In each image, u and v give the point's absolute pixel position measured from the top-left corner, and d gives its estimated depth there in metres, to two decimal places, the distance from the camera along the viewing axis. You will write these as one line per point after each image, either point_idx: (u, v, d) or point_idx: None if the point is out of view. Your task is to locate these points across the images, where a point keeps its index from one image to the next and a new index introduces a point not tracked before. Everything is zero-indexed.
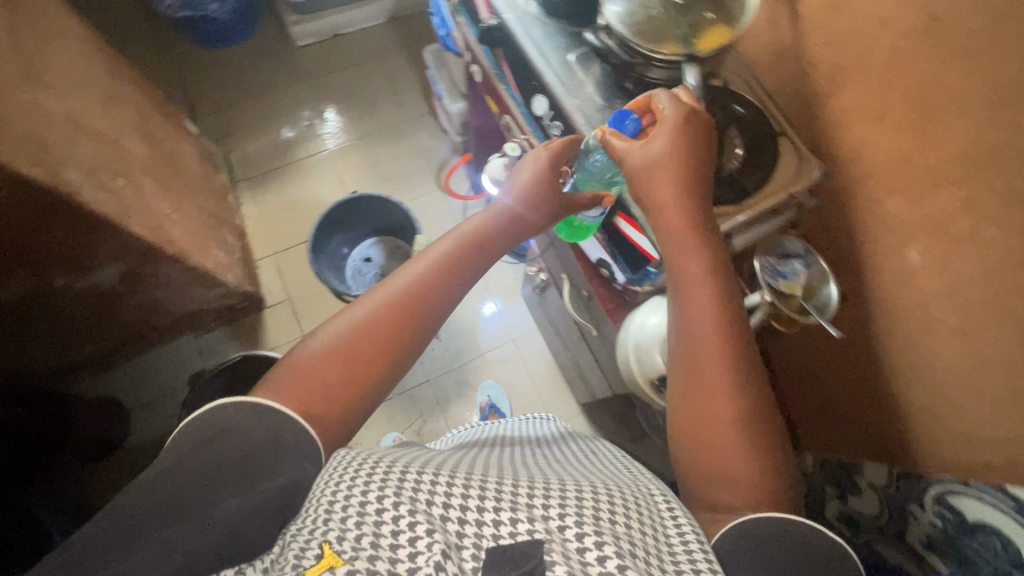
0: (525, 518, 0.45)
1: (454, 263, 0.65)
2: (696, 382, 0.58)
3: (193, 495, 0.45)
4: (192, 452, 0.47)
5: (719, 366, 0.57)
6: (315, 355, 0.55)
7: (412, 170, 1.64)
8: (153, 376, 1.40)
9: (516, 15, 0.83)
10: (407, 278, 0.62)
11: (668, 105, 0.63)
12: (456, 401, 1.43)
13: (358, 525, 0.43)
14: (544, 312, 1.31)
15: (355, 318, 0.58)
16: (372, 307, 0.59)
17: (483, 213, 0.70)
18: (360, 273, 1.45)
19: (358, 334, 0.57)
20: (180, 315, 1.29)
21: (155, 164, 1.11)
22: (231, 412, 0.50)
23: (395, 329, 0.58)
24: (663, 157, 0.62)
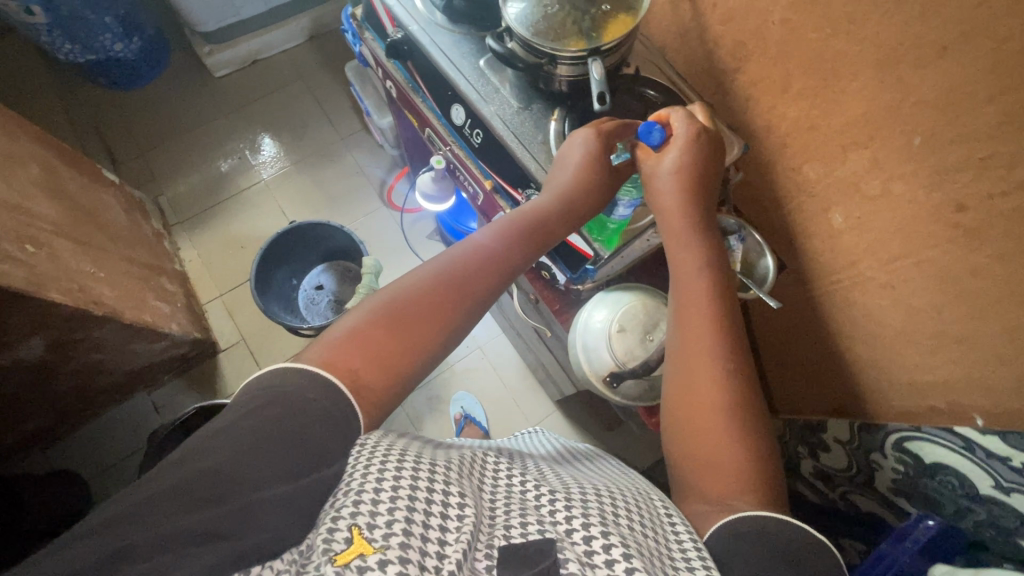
0: (534, 522, 0.48)
1: (477, 266, 0.65)
2: (694, 375, 0.62)
3: (236, 471, 0.45)
4: (249, 417, 0.47)
5: (720, 365, 0.61)
6: (362, 324, 0.57)
7: (354, 188, 1.61)
8: (108, 440, 1.34)
9: (420, 25, 0.81)
10: (447, 263, 0.64)
11: (683, 123, 0.66)
12: (429, 418, 1.41)
13: (389, 511, 0.43)
14: (503, 316, 1.29)
15: (403, 288, 0.61)
16: (420, 284, 0.62)
17: (485, 233, 0.67)
18: (313, 302, 1.42)
19: (402, 305, 0.59)
20: (128, 373, 1.23)
21: (71, 223, 1.05)
22: (295, 376, 0.50)
23: (418, 326, 0.59)
24: (674, 175, 0.66)
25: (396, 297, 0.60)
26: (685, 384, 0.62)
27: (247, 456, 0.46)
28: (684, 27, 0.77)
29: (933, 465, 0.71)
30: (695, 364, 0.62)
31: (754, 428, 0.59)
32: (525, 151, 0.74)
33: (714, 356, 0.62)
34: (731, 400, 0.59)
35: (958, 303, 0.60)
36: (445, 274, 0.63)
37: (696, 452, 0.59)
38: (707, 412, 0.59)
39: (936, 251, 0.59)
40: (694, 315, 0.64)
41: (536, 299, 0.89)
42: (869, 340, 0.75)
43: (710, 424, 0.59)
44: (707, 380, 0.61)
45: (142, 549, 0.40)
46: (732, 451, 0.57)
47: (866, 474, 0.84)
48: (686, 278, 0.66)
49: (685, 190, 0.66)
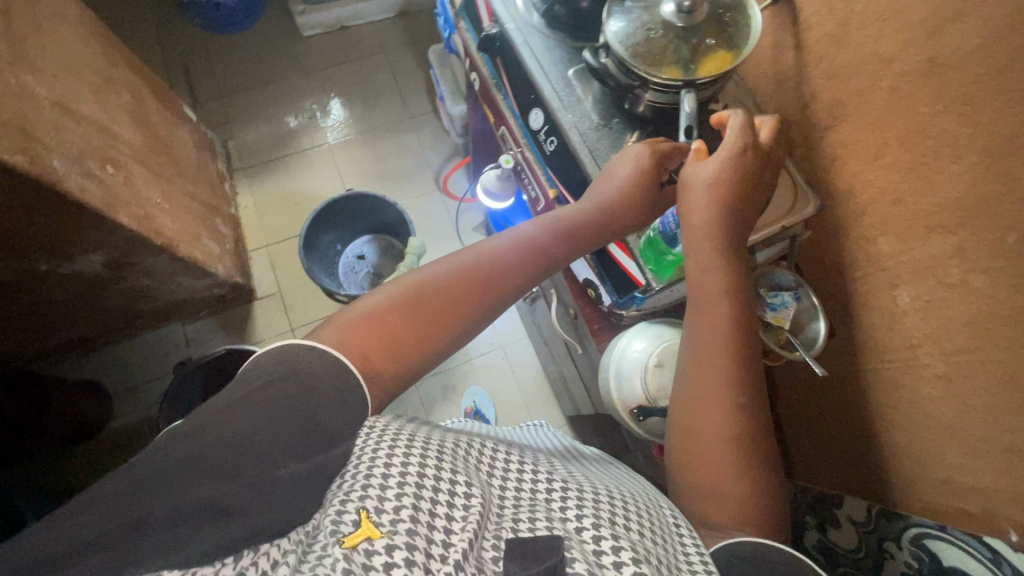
0: (543, 518, 0.48)
1: (514, 259, 0.66)
2: (700, 403, 0.61)
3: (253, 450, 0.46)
4: (264, 393, 0.49)
5: (731, 394, 0.60)
6: (381, 307, 0.58)
7: (413, 167, 1.63)
8: (139, 361, 1.39)
9: (518, 24, 0.81)
10: (481, 253, 0.65)
11: (734, 132, 0.63)
12: (440, 406, 1.42)
13: (397, 498, 0.44)
14: (534, 323, 1.29)
15: (426, 278, 0.61)
16: (448, 276, 0.62)
17: (516, 235, 0.68)
18: (352, 271, 1.45)
19: (425, 293, 0.60)
20: (170, 302, 1.28)
21: (148, 151, 1.10)
22: (307, 357, 0.52)
23: (435, 315, 0.59)
24: (709, 184, 0.63)
25: (415, 284, 0.60)
26: (690, 409, 0.61)
27: (263, 433, 0.47)
28: (781, 74, 0.75)
29: (951, 568, 0.68)
30: (705, 388, 0.61)
31: (765, 469, 0.59)
32: (596, 170, 0.73)
33: (728, 383, 0.60)
34: (741, 430, 0.58)
35: (1019, 412, 0.57)
36: (479, 265, 0.64)
37: (700, 480, 0.58)
38: (712, 442, 0.58)
39: (1007, 354, 0.56)
40: (710, 337, 0.62)
41: (574, 314, 0.88)
42: (910, 429, 0.72)
43: (714, 454, 0.58)
44: (714, 408, 0.59)
45: (160, 518, 0.42)
46: (734, 482, 0.57)
47: (874, 561, 0.82)
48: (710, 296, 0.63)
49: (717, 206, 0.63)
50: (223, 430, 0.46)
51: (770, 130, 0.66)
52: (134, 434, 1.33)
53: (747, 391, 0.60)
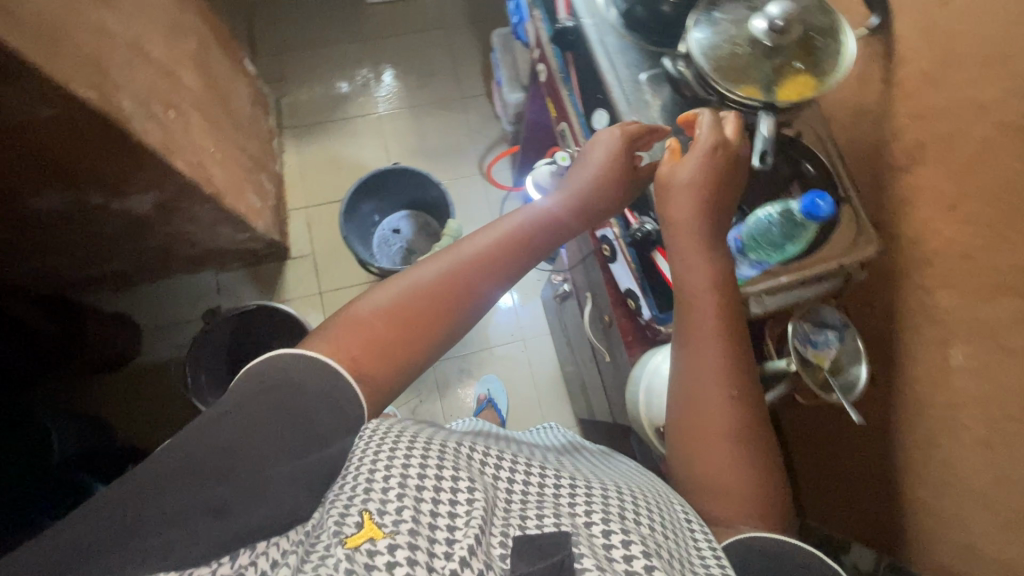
0: (551, 514, 0.49)
1: (512, 246, 0.67)
2: (697, 401, 0.62)
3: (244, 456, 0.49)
4: (254, 404, 0.51)
5: (724, 389, 0.61)
6: (369, 315, 0.58)
7: (458, 147, 1.62)
8: (171, 302, 1.42)
9: (595, 20, 0.79)
10: (472, 250, 0.65)
11: (707, 130, 0.62)
12: (454, 389, 1.43)
13: (399, 499, 0.45)
14: (560, 320, 1.28)
15: (413, 285, 0.61)
16: (434, 275, 0.62)
17: (507, 223, 0.68)
18: (386, 243, 1.45)
19: (414, 299, 0.60)
20: (208, 249, 1.31)
21: (207, 100, 1.11)
22: (292, 363, 0.53)
23: (427, 320, 0.60)
24: (688, 187, 0.63)
25: (401, 290, 0.61)
26: (688, 407, 0.63)
27: (255, 439, 0.49)
28: (862, 107, 0.72)
29: None
30: (701, 388, 0.62)
31: (774, 492, 0.60)
32: None
33: (720, 378, 0.61)
34: (741, 422, 0.61)
35: None
36: (472, 258, 0.64)
37: (706, 480, 0.60)
38: (715, 439, 0.61)
39: None
40: (699, 338, 0.62)
41: (607, 320, 0.87)
42: (937, 488, 0.70)
43: (719, 450, 0.60)
44: (710, 406, 0.61)
45: (154, 525, 0.44)
46: (742, 483, 0.59)
47: None
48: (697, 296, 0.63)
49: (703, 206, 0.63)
50: (218, 437, 0.49)
51: (738, 121, 0.64)
52: (158, 372, 1.36)
53: (740, 384, 0.62)
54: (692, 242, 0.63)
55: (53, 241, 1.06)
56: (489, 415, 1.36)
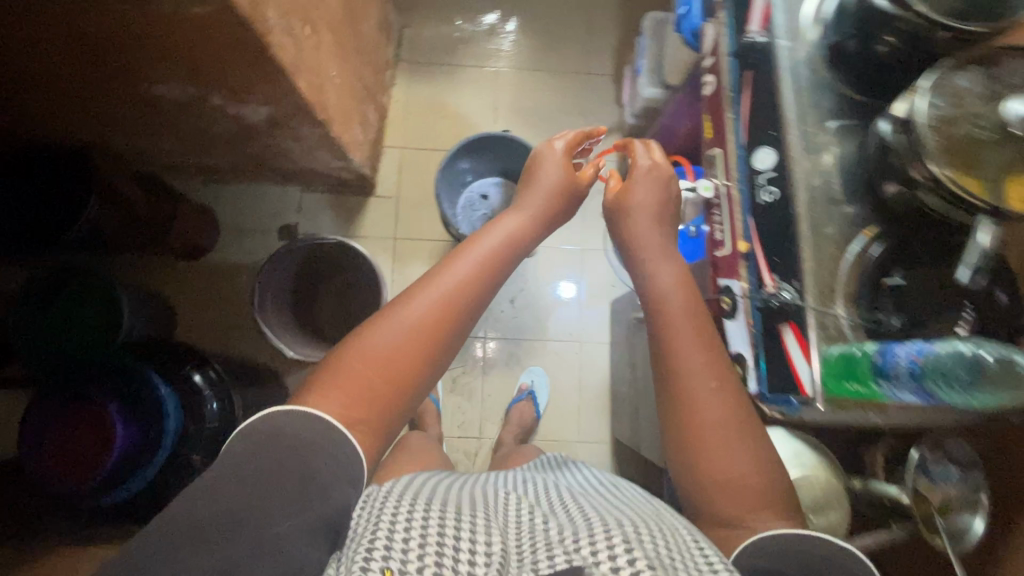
0: (556, 553, 0.48)
1: (491, 255, 0.82)
2: (686, 395, 0.67)
3: (244, 508, 0.55)
4: (253, 459, 0.59)
5: (705, 381, 0.67)
6: (355, 366, 0.69)
7: (569, 126, 1.53)
8: (252, 208, 1.43)
9: (793, 45, 0.71)
10: (455, 273, 0.78)
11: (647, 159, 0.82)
12: (499, 370, 1.40)
13: (417, 558, 0.47)
14: (627, 339, 1.22)
15: (389, 340, 0.71)
16: (426, 306, 0.75)
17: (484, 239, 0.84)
18: (471, 207, 1.38)
19: (393, 350, 0.71)
20: (301, 167, 1.29)
21: (341, 21, 1.06)
22: (286, 417, 0.61)
23: (410, 356, 0.72)
24: (647, 202, 0.80)
25: (380, 345, 0.71)
26: (682, 403, 0.67)
27: (256, 489, 0.57)
28: None
29: None
30: (682, 381, 0.68)
31: (789, 516, 0.61)
32: (808, 244, 0.65)
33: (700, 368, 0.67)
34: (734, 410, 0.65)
35: None
36: (465, 272, 0.78)
37: (711, 476, 0.63)
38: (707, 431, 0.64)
39: None
40: (677, 340, 0.69)
41: None
42: None
43: (714, 440, 0.64)
44: (685, 396, 0.67)
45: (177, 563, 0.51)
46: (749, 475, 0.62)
47: None
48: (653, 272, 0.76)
49: (655, 214, 0.80)
50: (223, 496, 0.55)
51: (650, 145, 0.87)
52: (226, 271, 1.39)
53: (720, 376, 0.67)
54: (654, 240, 0.78)
55: (163, 125, 1.06)
56: (526, 408, 1.33)
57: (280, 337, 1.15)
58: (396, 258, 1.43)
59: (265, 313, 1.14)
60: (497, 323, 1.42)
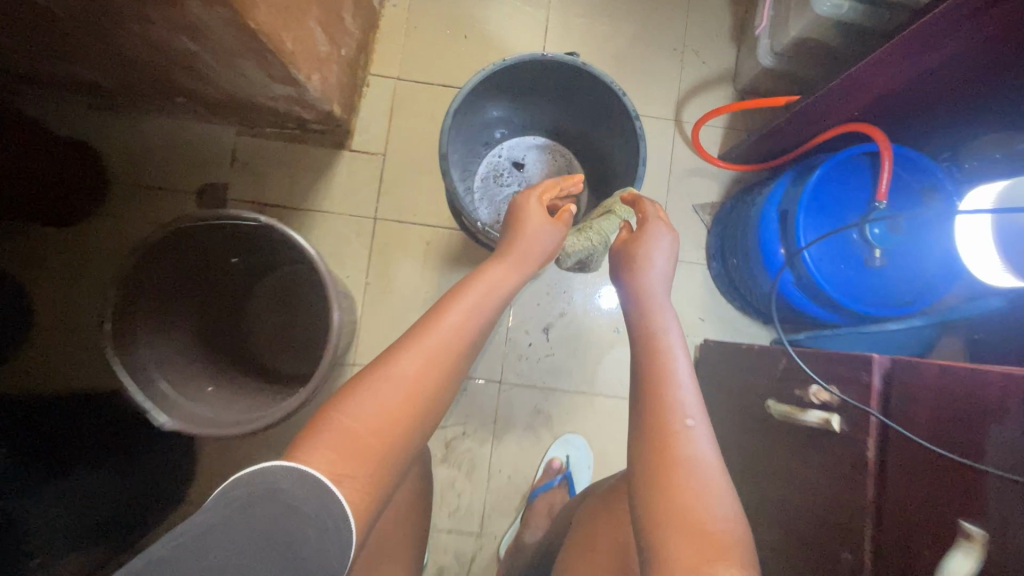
0: None
1: (489, 301, 0.56)
2: (652, 419, 0.52)
3: (234, 566, 0.34)
4: (241, 517, 0.36)
5: (674, 416, 0.51)
6: (361, 425, 0.44)
7: (657, 64, 0.97)
8: (162, 153, 0.92)
9: None
10: (453, 323, 0.52)
11: (652, 213, 0.66)
12: (518, 433, 0.92)
13: None
14: (736, 424, 0.73)
15: (383, 402, 0.46)
16: (418, 363, 0.49)
17: (467, 298, 0.55)
18: (496, 177, 0.89)
19: (395, 418, 0.46)
20: (231, 94, 0.79)
21: None
22: (285, 474, 0.39)
23: (417, 420, 0.47)
24: (652, 263, 0.62)
25: (375, 404, 0.45)
26: (644, 428, 0.52)
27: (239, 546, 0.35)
28: None
29: None
30: (651, 401, 0.53)
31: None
32: None
33: (673, 391, 0.53)
34: (713, 458, 0.49)
35: None
36: (461, 320, 0.53)
37: (657, 511, 0.46)
38: (667, 467, 0.48)
39: None
40: (652, 362, 0.55)
41: None
42: None
43: (676, 476, 0.48)
44: (645, 421, 0.52)
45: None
46: (729, 525, 0.45)
47: None
48: (657, 313, 0.60)
49: (661, 271, 0.63)
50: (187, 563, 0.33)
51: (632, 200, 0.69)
52: (112, 252, 0.89)
53: (697, 414, 0.52)
54: (661, 304, 0.60)
55: None
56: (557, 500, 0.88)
57: (153, 384, 0.66)
58: (375, 250, 0.93)
59: (130, 355, 0.64)
60: (523, 363, 0.94)
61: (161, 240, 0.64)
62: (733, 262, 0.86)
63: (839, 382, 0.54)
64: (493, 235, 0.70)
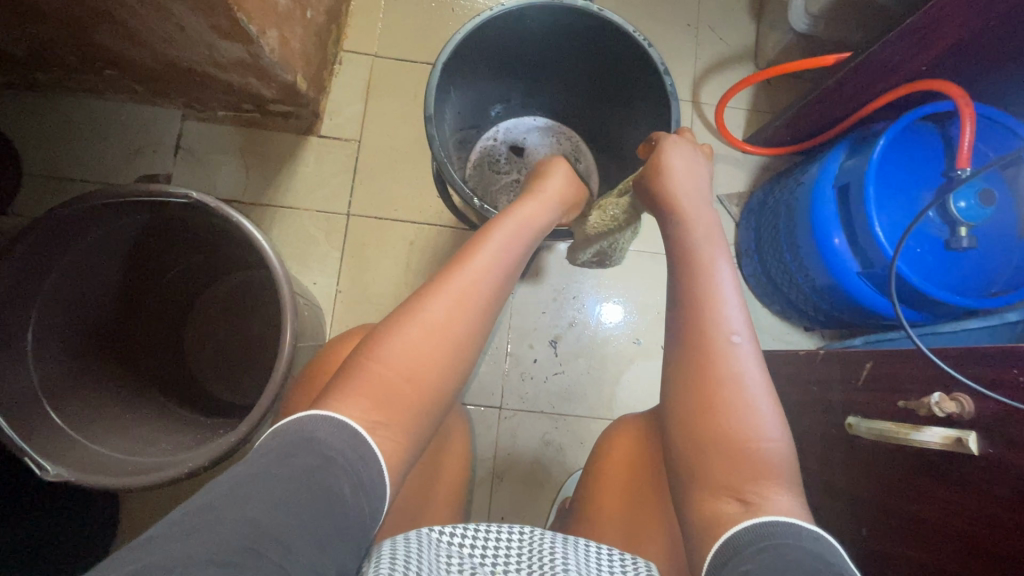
0: None
1: (516, 247, 0.45)
2: (691, 329, 0.42)
3: (273, 522, 0.27)
4: (279, 466, 0.30)
5: (719, 330, 0.41)
6: (383, 376, 0.37)
7: (667, 43, 0.86)
8: (91, 142, 0.77)
9: None
10: (468, 274, 0.41)
11: (672, 146, 0.50)
12: (524, 468, 0.76)
13: None
14: (800, 448, 0.58)
15: (402, 354, 0.38)
16: (445, 311, 0.40)
17: (489, 238, 0.44)
18: (491, 164, 0.77)
19: (419, 370, 0.38)
20: (172, 63, 0.65)
21: None
22: (323, 423, 0.33)
23: (444, 369, 0.39)
24: (679, 198, 0.47)
25: (398, 354, 0.38)
26: (680, 347, 0.42)
27: (278, 492, 0.28)
28: None
29: None
30: (688, 310, 0.43)
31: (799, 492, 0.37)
32: None
33: (714, 303, 0.42)
34: (763, 377, 0.40)
35: None
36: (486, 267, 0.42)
37: (697, 432, 0.39)
38: (707, 384, 0.40)
39: None
40: (692, 268, 0.44)
41: None
42: None
43: (720, 396, 0.39)
44: (679, 334, 0.43)
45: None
46: (779, 444, 0.38)
47: None
48: (691, 214, 0.47)
49: (698, 196, 0.48)
50: (211, 529, 0.26)
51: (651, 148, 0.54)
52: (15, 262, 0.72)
53: (744, 327, 0.42)
54: (704, 227, 0.46)
55: None
56: None
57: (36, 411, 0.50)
58: (349, 250, 0.78)
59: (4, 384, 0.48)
60: (529, 380, 0.78)
61: (56, 230, 0.48)
62: (770, 252, 0.73)
63: (977, 384, 0.40)
64: (491, 215, 0.54)
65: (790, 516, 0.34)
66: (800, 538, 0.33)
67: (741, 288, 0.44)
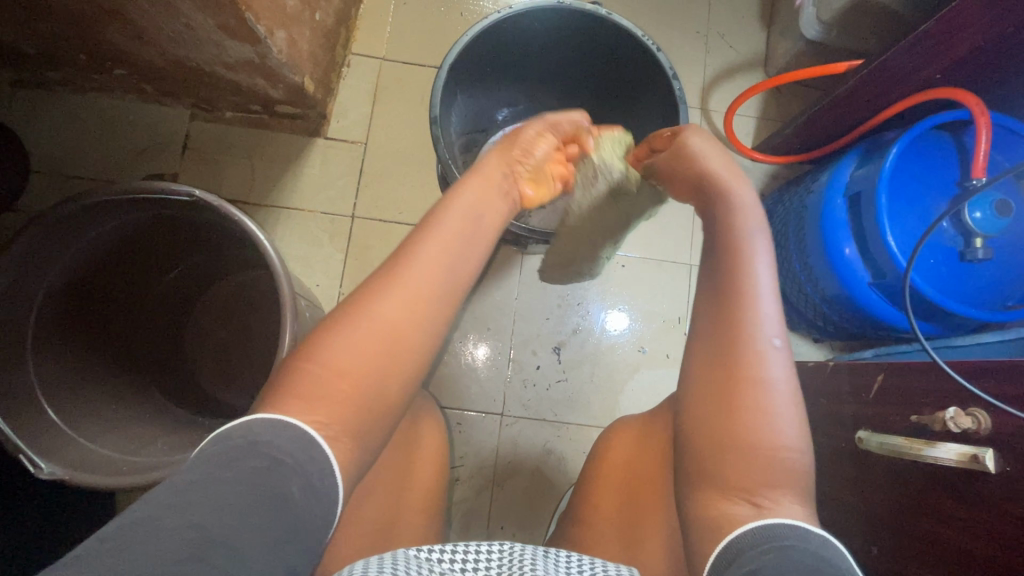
0: None
1: (463, 237, 0.42)
2: (724, 325, 0.40)
3: (217, 526, 0.26)
4: (221, 472, 0.29)
5: (754, 328, 0.39)
6: (328, 381, 0.34)
7: (678, 50, 0.86)
8: (98, 139, 0.77)
9: None
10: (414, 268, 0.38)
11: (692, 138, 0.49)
12: (524, 476, 0.75)
13: None
14: None
15: (343, 358, 0.35)
16: (391, 310, 0.37)
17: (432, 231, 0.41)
18: None
19: (360, 373, 0.35)
20: (179, 63, 0.65)
21: None
22: (269, 426, 0.32)
23: (390, 373, 0.36)
24: (718, 185, 0.45)
25: (336, 358, 0.35)
26: (709, 343, 0.40)
27: (224, 496, 0.27)
28: None
29: None
30: (724, 305, 0.40)
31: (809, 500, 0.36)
32: None
33: (751, 299, 0.40)
34: (793, 383, 0.38)
35: None
36: (427, 261, 0.39)
37: (714, 432, 0.38)
38: (733, 384, 0.38)
39: None
40: (732, 261, 0.41)
41: None
42: None
43: (747, 398, 0.37)
44: (707, 329, 0.41)
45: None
46: (800, 454, 0.36)
47: None
48: (738, 203, 0.44)
49: (739, 185, 0.46)
50: (149, 540, 0.25)
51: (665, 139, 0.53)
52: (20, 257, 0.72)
53: (780, 328, 0.40)
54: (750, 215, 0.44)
55: None
56: None
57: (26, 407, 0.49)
58: (353, 252, 0.78)
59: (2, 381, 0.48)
60: (525, 387, 0.77)
61: (56, 227, 0.47)
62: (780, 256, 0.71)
63: (998, 400, 0.39)
64: None
65: (800, 522, 0.34)
66: (801, 539, 0.32)
67: (778, 286, 0.41)
